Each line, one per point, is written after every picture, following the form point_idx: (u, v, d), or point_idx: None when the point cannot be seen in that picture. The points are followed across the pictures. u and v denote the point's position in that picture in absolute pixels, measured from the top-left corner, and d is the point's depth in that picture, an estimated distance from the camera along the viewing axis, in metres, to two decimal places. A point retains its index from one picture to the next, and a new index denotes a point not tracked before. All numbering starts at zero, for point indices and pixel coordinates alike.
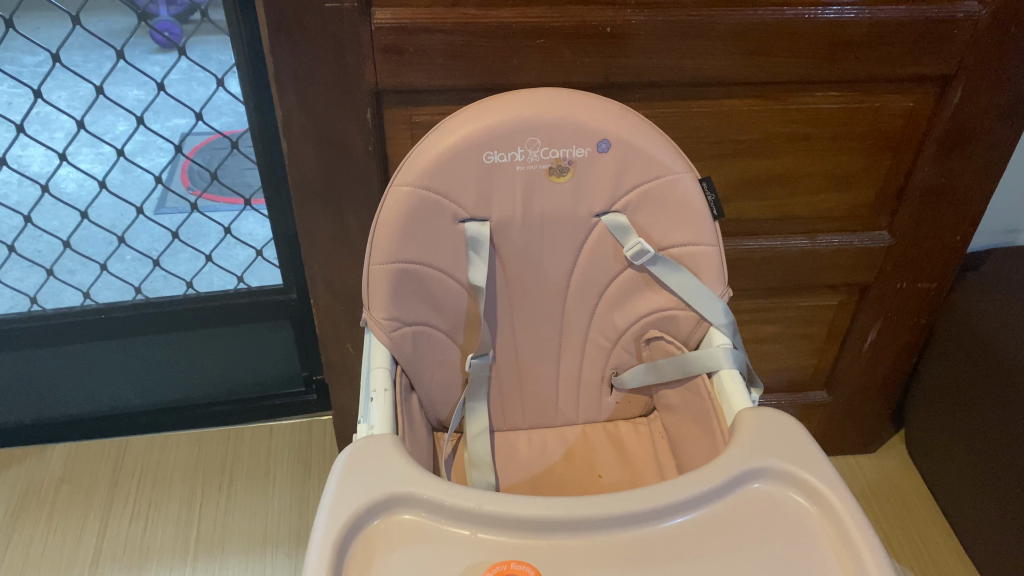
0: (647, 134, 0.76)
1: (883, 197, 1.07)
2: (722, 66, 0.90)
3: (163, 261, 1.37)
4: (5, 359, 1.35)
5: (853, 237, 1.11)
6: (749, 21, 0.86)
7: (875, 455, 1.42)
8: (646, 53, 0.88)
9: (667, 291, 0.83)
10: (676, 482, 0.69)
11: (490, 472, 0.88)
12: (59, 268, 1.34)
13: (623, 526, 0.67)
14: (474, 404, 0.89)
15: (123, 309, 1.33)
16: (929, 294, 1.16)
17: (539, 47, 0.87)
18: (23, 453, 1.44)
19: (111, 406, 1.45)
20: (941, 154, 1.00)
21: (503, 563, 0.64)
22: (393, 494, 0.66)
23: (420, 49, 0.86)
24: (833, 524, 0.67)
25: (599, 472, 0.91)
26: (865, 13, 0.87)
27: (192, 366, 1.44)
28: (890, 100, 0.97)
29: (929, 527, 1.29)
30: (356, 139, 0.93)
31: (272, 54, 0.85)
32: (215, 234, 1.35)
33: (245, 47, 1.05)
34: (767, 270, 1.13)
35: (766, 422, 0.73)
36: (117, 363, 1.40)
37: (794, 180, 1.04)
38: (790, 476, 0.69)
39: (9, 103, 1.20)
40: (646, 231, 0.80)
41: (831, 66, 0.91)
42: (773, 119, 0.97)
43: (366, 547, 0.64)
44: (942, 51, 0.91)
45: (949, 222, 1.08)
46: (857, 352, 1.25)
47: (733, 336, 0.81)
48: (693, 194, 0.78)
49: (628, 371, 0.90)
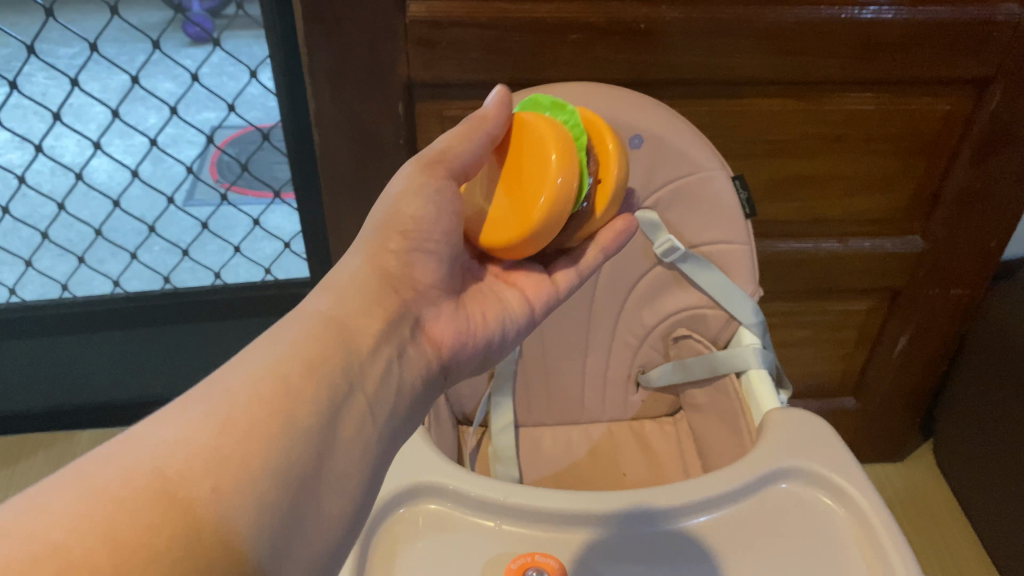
0: (680, 132, 0.75)
1: (918, 201, 1.06)
2: (757, 65, 0.89)
3: (192, 252, 1.42)
4: (20, 349, 1.31)
5: (885, 241, 1.09)
6: (786, 20, 0.85)
7: (902, 464, 1.41)
8: (679, 50, 0.87)
9: (696, 289, 0.82)
10: (702, 481, 0.68)
11: (514, 466, 0.86)
12: (89, 256, 1.41)
13: (642, 522, 0.66)
14: (499, 399, 0.89)
15: (154, 298, 1.30)
16: (962, 301, 1.15)
17: (572, 42, 0.86)
18: (51, 439, 1.43)
19: (138, 395, 1.42)
20: (978, 158, 0.98)
21: (527, 555, 0.63)
22: (419, 483, 0.67)
23: (452, 42, 0.86)
24: (861, 526, 0.65)
25: (623, 470, 0.91)
26: (903, 13, 0.86)
27: (228, 340, 1.37)
28: (927, 103, 0.95)
29: (957, 540, 1.27)
30: (388, 132, 0.93)
31: (307, 45, 0.85)
32: (244, 227, 1.44)
33: (279, 41, 1.04)
34: (797, 273, 1.12)
35: (794, 421, 0.72)
36: (142, 352, 1.36)
37: (827, 182, 1.03)
38: (818, 477, 0.68)
39: (44, 94, 1.36)
40: (677, 228, 0.80)
41: (866, 66, 0.90)
42: (807, 119, 0.96)
43: (392, 535, 0.64)
44: (981, 52, 0.89)
45: (984, 228, 1.06)
46: (887, 358, 1.23)
47: (762, 335, 0.81)
48: (726, 192, 0.77)
49: (655, 369, 0.90)
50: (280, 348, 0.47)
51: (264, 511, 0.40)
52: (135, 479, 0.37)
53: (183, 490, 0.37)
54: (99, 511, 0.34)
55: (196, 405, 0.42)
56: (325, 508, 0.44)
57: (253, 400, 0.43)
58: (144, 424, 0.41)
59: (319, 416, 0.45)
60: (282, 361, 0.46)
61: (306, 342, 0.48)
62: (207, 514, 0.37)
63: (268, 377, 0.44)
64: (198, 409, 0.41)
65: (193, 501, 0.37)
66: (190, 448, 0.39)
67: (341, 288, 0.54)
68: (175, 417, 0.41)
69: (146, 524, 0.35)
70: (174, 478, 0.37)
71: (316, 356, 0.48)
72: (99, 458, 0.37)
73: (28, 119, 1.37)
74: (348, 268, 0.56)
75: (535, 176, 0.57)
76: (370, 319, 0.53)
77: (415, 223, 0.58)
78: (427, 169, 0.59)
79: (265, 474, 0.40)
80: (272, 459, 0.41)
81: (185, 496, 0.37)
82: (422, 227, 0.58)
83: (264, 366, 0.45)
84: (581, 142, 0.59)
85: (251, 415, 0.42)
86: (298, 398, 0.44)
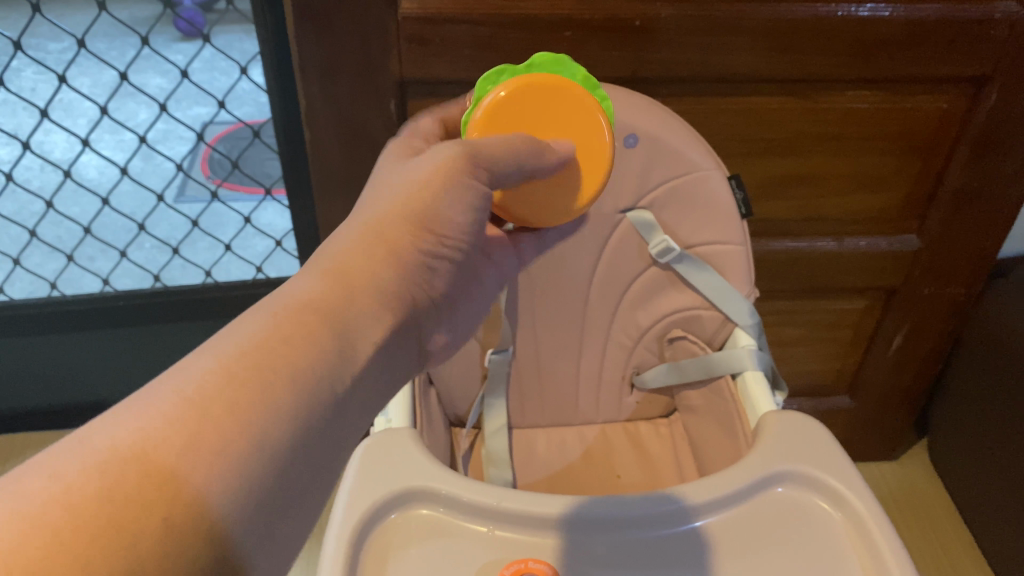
0: (676, 131, 0.74)
1: (913, 200, 1.05)
2: (752, 63, 0.88)
3: (183, 250, 1.41)
4: (9, 348, 1.30)
5: (880, 241, 1.09)
6: (782, 18, 0.84)
7: (896, 462, 1.41)
8: (674, 48, 0.86)
9: (692, 290, 0.81)
10: (697, 485, 0.68)
11: (507, 469, 0.85)
12: (77, 254, 1.39)
13: (633, 527, 0.65)
14: (492, 400, 0.88)
15: (143, 296, 1.28)
16: (957, 299, 1.14)
17: (566, 39, 0.85)
18: (39, 439, 1.41)
19: (128, 395, 1.41)
20: (974, 157, 0.98)
21: (520, 562, 0.62)
22: (411, 488, 0.66)
23: (445, 38, 0.85)
24: (856, 529, 0.65)
25: (617, 473, 0.90)
26: (899, 11, 0.85)
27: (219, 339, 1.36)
28: (922, 101, 0.95)
29: (951, 538, 1.27)
30: (380, 130, 0.92)
31: (296, 41, 0.84)
32: (235, 224, 1.43)
33: (270, 37, 1.02)
34: (792, 272, 1.11)
35: (788, 424, 0.72)
36: (131, 352, 1.35)
37: (822, 181, 1.03)
38: (813, 481, 0.68)
39: (32, 88, 1.35)
40: (672, 229, 0.79)
41: (863, 65, 0.89)
42: (803, 118, 0.95)
43: (383, 541, 0.63)
44: (978, 51, 0.88)
45: (979, 227, 1.05)
46: (882, 357, 1.23)
47: (758, 337, 0.80)
48: (722, 192, 0.76)
49: (650, 370, 0.89)
50: (253, 337, 0.40)
51: (223, 534, 0.35)
52: (71, 499, 0.31)
53: (135, 506, 0.32)
54: (21, 544, 0.29)
55: (159, 398, 0.36)
56: (292, 525, 0.40)
57: (220, 398, 0.37)
58: (88, 427, 0.35)
59: (296, 419, 0.40)
60: (261, 352, 0.40)
61: (284, 326, 0.42)
62: (155, 544, 0.32)
63: (239, 369, 0.39)
64: (155, 408, 0.35)
65: (152, 522, 0.32)
66: (150, 455, 0.33)
67: (325, 269, 0.46)
68: (125, 418, 0.35)
69: (77, 561, 0.29)
70: (119, 497, 0.32)
71: (294, 338, 0.41)
72: (33, 468, 0.32)
73: (16, 115, 1.36)
74: (354, 235, 0.49)
75: (575, 131, 0.59)
76: (373, 313, 0.47)
77: (427, 209, 0.51)
78: (464, 161, 0.52)
79: (228, 491, 0.35)
80: (235, 475, 0.36)
81: (127, 525, 0.31)
82: (450, 232, 0.52)
83: (235, 357, 0.39)
84: (592, 82, 0.62)
85: (218, 413, 0.36)
86: (271, 396, 0.39)
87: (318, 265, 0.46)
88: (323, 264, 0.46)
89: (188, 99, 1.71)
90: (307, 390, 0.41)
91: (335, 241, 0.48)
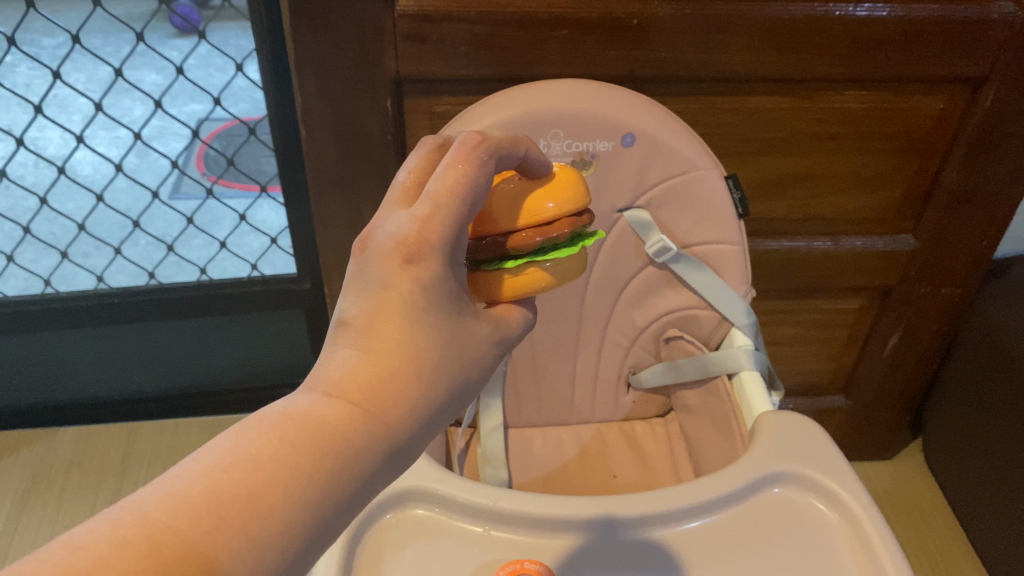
0: (673, 130, 0.74)
1: (908, 201, 1.05)
2: (748, 62, 0.88)
3: (177, 247, 1.40)
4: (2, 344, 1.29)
5: (876, 240, 1.09)
6: (780, 18, 0.84)
7: (891, 462, 1.41)
8: (671, 47, 0.86)
9: (688, 290, 0.81)
10: (696, 485, 0.67)
11: (503, 469, 0.84)
12: (71, 251, 1.39)
13: (624, 528, 0.65)
14: (488, 400, 0.87)
15: (137, 293, 1.28)
16: (953, 299, 1.14)
17: (563, 37, 0.85)
18: (32, 437, 1.40)
19: (123, 392, 1.41)
20: (970, 157, 0.98)
21: (516, 562, 0.61)
22: (406, 489, 0.66)
23: (442, 37, 0.84)
24: (853, 532, 0.65)
25: (614, 472, 0.90)
26: (897, 11, 0.85)
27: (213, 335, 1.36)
28: (919, 101, 0.95)
29: (944, 537, 1.28)
30: (376, 128, 0.92)
31: (293, 39, 0.83)
32: (230, 221, 1.43)
33: (266, 34, 1.01)
34: (788, 271, 1.11)
35: (786, 426, 0.71)
36: (125, 349, 1.35)
37: (818, 180, 1.02)
38: (811, 482, 0.68)
39: (27, 84, 1.34)
40: (668, 228, 0.79)
41: (860, 65, 0.89)
42: (799, 118, 0.95)
43: (377, 542, 0.63)
44: (975, 51, 0.88)
45: (974, 227, 1.05)
46: (877, 357, 1.23)
47: (754, 337, 0.80)
48: (718, 192, 0.76)
49: (645, 370, 0.89)
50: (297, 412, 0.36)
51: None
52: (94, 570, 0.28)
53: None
54: None
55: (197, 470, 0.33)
56: None
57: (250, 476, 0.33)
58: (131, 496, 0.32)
59: (321, 518, 0.35)
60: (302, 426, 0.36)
61: (292, 441, 0.35)
62: None
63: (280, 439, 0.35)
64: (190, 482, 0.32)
65: None
66: (176, 534, 0.31)
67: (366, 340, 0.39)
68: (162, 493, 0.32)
69: None
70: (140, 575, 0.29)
71: (302, 462, 0.35)
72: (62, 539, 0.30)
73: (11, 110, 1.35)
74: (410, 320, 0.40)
75: None
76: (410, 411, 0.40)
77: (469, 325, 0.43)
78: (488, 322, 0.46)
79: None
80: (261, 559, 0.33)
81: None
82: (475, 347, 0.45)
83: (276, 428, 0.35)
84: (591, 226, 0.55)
85: (197, 560, 0.31)
86: (263, 529, 0.33)
87: (331, 376, 0.38)
88: (338, 378, 0.38)
89: (184, 96, 1.70)
90: (308, 531, 0.34)
91: (352, 340, 0.39)
